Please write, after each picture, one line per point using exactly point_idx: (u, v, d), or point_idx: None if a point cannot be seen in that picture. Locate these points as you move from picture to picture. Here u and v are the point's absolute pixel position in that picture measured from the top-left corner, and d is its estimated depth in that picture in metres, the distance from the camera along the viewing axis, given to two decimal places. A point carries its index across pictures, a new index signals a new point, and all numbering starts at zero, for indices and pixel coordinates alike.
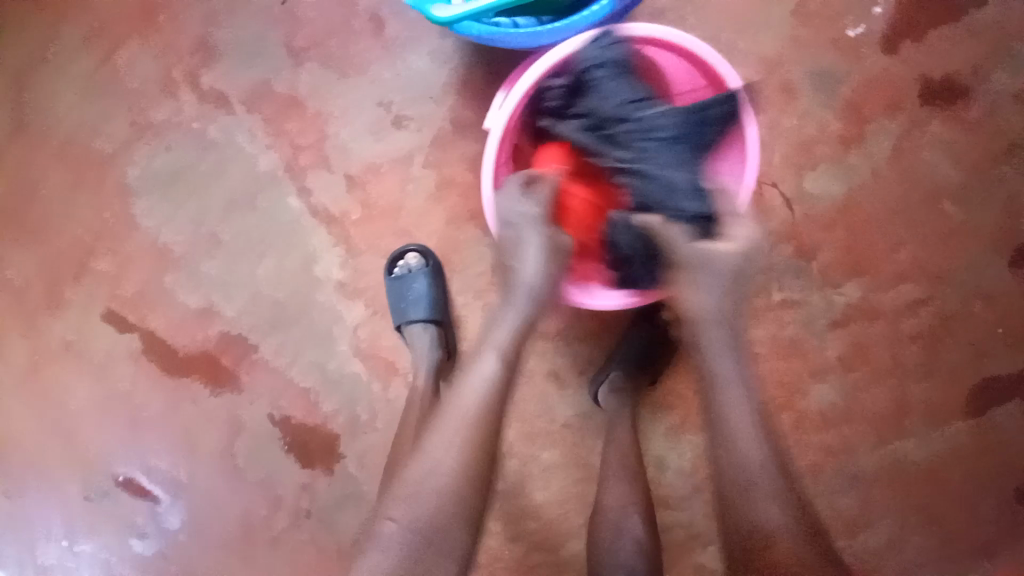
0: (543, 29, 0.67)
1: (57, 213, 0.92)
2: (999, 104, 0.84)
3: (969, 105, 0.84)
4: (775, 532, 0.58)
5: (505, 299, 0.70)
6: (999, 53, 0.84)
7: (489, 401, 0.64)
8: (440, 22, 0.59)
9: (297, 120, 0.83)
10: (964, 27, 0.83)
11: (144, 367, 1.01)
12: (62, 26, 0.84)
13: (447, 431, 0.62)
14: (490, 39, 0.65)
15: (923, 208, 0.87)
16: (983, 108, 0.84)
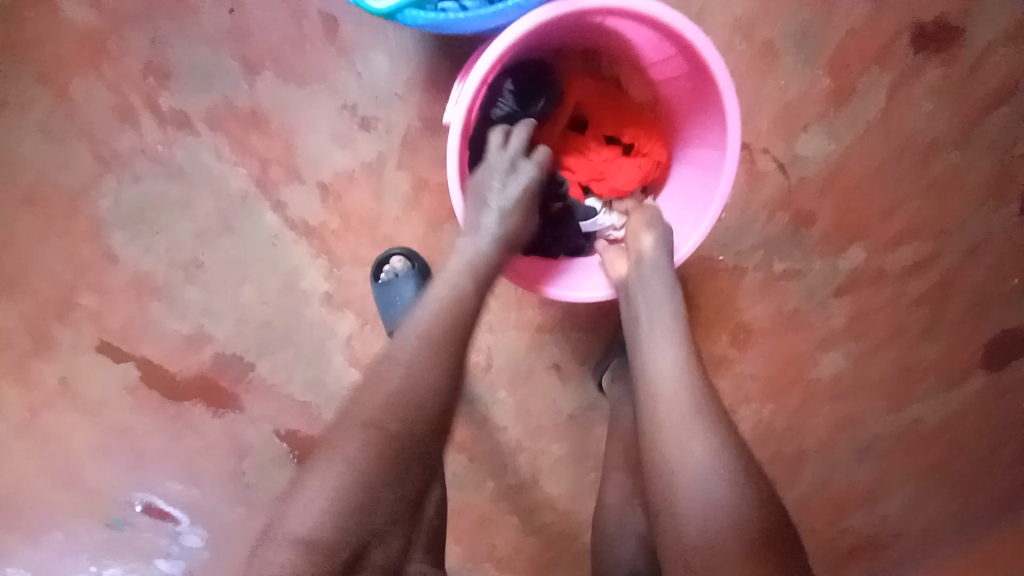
0: (496, 8, 0.60)
1: (33, 254, 0.90)
2: (996, 42, 0.79)
3: (965, 46, 0.79)
4: (720, 514, 0.52)
5: (450, 258, 0.63)
6: None
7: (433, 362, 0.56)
8: (379, 13, 0.57)
9: (261, 135, 0.80)
10: None
11: (142, 399, 1.00)
12: (3, 60, 0.80)
13: (375, 401, 0.54)
14: (440, 27, 0.60)
15: (922, 161, 0.83)
16: (979, 48, 0.79)
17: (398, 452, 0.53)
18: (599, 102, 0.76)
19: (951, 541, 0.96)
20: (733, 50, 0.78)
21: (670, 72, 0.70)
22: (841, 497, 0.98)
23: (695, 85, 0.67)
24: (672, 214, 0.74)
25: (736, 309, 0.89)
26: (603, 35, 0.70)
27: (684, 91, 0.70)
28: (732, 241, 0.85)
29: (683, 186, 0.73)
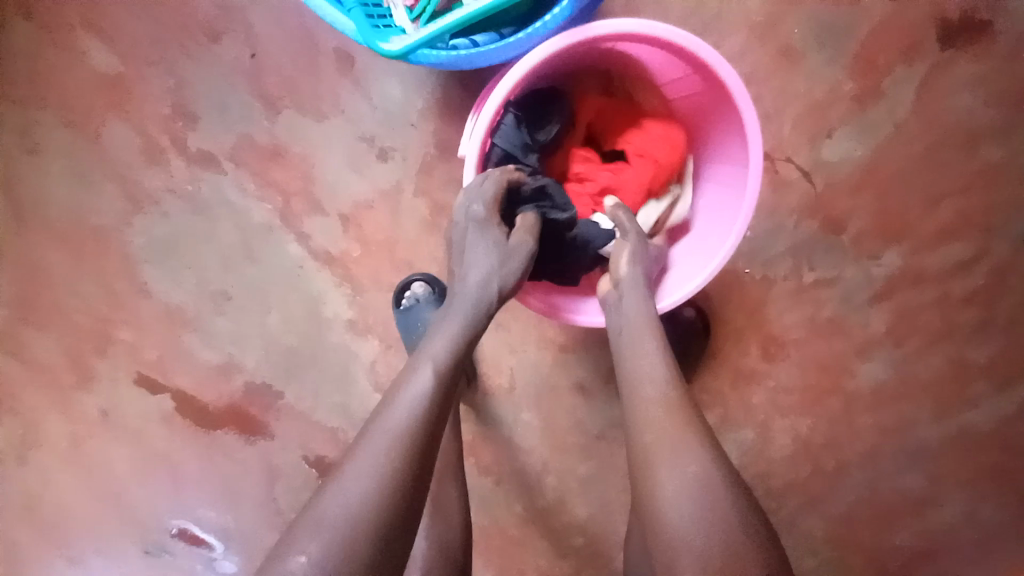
0: (504, 44, 0.61)
1: (74, 292, 0.95)
2: None
3: (999, 36, 0.75)
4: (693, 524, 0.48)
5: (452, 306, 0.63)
6: None
7: (429, 418, 0.55)
8: (394, 56, 0.55)
9: (282, 168, 0.82)
10: None
11: (179, 425, 1.05)
12: (41, 111, 0.85)
13: (368, 449, 0.52)
14: (452, 63, 0.61)
15: (958, 158, 0.79)
16: (1013, 38, 0.75)
17: (393, 494, 0.50)
18: (608, 117, 0.74)
19: (1008, 556, 0.91)
20: (749, 57, 0.76)
21: (686, 88, 0.69)
22: (890, 513, 0.92)
23: (714, 100, 0.67)
24: (694, 232, 0.72)
25: (766, 320, 0.86)
26: (615, 55, 0.71)
27: (701, 106, 0.70)
28: (759, 250, 0.83)
29: (708, 202, 0.72)
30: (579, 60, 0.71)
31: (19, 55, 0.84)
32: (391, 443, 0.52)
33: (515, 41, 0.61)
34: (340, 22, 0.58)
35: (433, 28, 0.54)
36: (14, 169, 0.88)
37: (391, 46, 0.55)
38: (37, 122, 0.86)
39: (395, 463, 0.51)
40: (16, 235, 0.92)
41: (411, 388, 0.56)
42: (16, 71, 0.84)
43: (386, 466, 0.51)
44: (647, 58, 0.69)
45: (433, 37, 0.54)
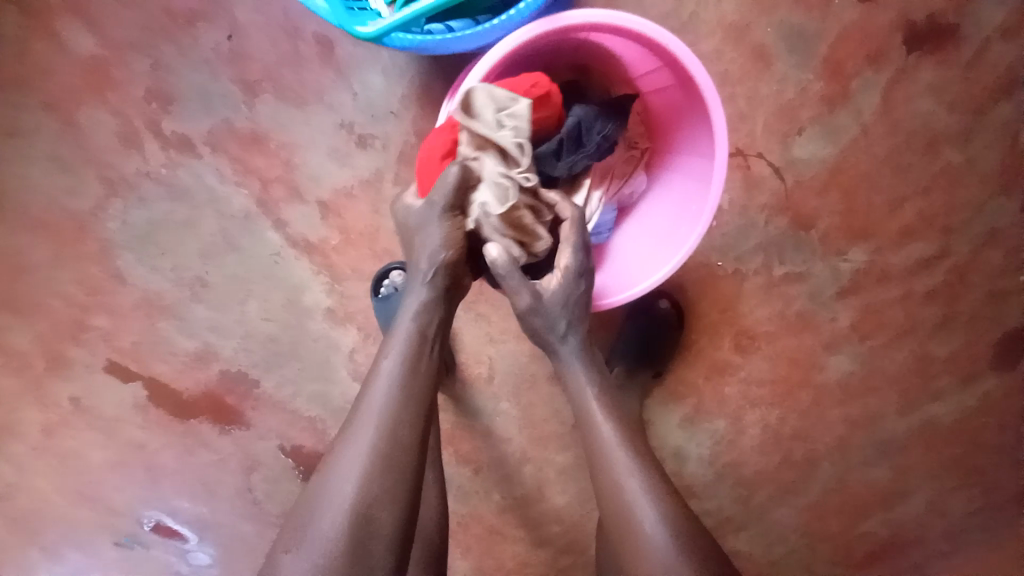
0: (478, 32, 0.62)
1: (46, 277, 0.93)
2: (991, 40, 0.78)
3: (962, 42, 0.78)
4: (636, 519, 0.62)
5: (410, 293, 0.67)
6: None
7: (399, 406, 0.61)
8: (368, 37, 0.55)
9: (261, 155, 0.82)
10: None
11: (154, 414, 1.04)
12: (13, 91, 0.83)
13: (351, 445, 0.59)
14: (426, 48, 0.62)
15: (921, 160, 0.82)
16: (974, 46, 0.78)
17: (374, 483, 0.56)
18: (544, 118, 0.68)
19: (964, 544, 0.95)
20: (723, 57, 0.78)
21: (658, 82, 0.71)
22: (854, 503, 0.96)
23: (682, 95, 0.68)
24: (664, 221, 0.74)
25: (738, 314, 0.89)
26: (590, 51, 0.72)
27: (672, 102, 0.71)
28: (731, 246, 0.85)
29: (676, 193, 0.74)
30: (554, 58, 0.73)
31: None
32: (376, 426, 0.60)
33: (490, 28, 0.63)
34: (315, 4, 0.57)
35: (409, 11, 0.54)
36: None
37: (368, 29, 0.55)
38: (9, 102, 0.84)
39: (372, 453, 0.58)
40: None
41: (381, 375, 0.62)
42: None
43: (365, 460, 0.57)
44: (621, 50, 0.70)
45: (408, 21, 0.55)
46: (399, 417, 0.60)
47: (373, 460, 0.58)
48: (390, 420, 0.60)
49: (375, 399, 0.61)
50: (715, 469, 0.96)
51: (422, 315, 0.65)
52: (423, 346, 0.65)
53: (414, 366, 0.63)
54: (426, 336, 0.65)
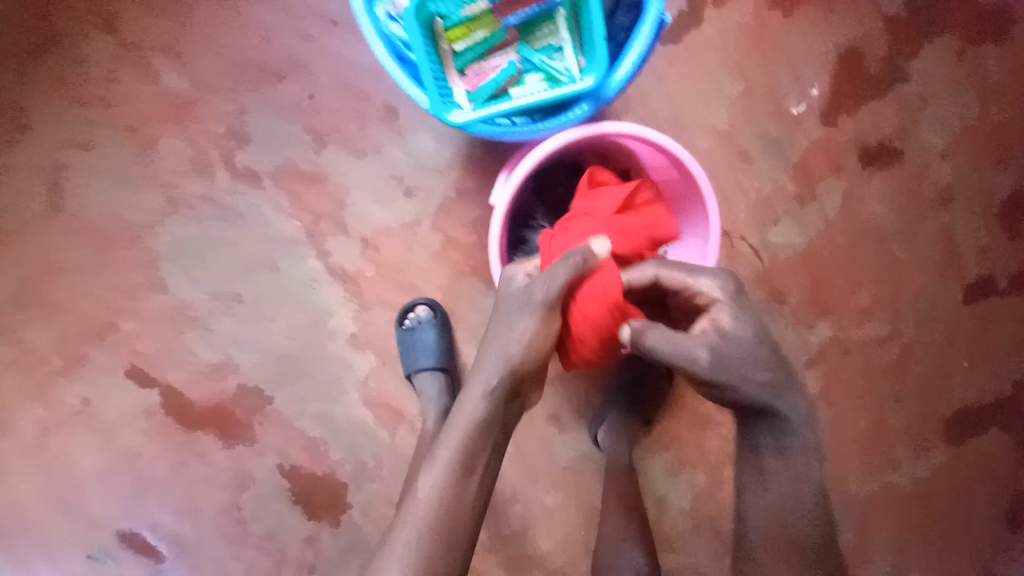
0: (538, 127, 0.74)
1: (88, 280, 1.00)
2: (931, 164, 0.93)
3: (904, 159, 0.92)
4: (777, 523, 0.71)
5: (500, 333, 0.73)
6: (916, 119, 0.91)
7: (473, 438, 0.70)
8: (456, 125, 0.68)
9: (317, 193, 0.93)
10: (890, 100, 0.90)
11: (159, 423, 1.07)
12: (99, 116, 0.94)
13: (434, 473, 0.69)
14: (494, 136, 0.74)
15: (876, 253, 0.96)
16: (915, 166, 0.93)
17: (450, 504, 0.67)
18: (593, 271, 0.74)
19: None
20: (713, 155, 0.92)
21: (664, 175, 0.86)
22: None
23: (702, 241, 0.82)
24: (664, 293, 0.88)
25: None
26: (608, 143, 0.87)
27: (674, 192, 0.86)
28: None
29: None
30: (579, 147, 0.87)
31: (93, 65, 0.94)
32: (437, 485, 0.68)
33: (546, 127, 0.73)
34: (416, 94, 0.68)
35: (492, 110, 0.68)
36: (58, 162, 0.96)
37: (455, 120, 0.68)
38: (94, 125, 0.95)
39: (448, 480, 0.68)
40: (43, 221, 0.98)
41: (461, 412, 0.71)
42: (83, 79, 0.94)
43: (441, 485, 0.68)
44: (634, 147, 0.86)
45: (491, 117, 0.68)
46: (437, 551, 0.66)
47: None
48: (426, 543, 0.66)
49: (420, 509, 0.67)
50: (693, 520, 1.08)
51: (472, 445, 0.70)
52: (467, 480, 0.69)
53: (456, 502, 0.68)
54: (472, 468, 0.69)
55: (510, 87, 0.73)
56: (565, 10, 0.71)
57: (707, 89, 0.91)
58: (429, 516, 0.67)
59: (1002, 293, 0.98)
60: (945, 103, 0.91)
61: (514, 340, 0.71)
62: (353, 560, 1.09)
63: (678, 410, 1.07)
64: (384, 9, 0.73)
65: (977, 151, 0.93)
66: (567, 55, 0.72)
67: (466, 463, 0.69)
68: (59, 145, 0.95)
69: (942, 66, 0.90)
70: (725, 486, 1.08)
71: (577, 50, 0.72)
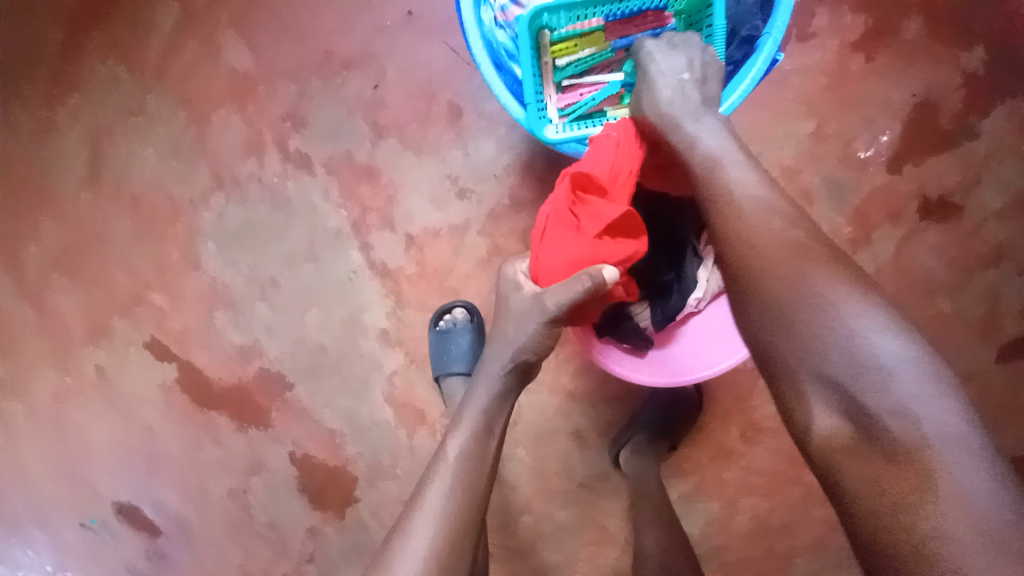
0: None
1: (126, 249, 0.99)
2: (987, 224, 0.92)
3: (963, 216, 0.92)
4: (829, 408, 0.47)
5: (507, 321, 0.72)
6: (983, 178, 0.91)
7: (487, 417, 0.70)
8: (549, 142, 0.71)
9: (369, 186, 0.91)
10: (956, 155, 0.90)
11: (174, 399, 1.04)
12: (159, 86, 0.94)
13: (446, 461, 0.66)
14: None
15: (922, 305, 0.95)
16: (972, 224, 0.92)
17: (466, 493, 0.64)
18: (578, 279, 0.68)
19: None
20: None
21: None
22: None
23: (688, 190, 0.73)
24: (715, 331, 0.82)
25: (749, 406, 1.04)
26: None
27: None
28: None
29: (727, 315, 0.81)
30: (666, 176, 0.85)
31: (168, 36, 0.94)
32: (449, 472, 0.65)
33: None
34: (512, 105, 0.70)
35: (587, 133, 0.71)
36: (115, 129, 0.96)
37: (549, 137, 0.70)
38: (157, 96, 0.95)
39: (464, 464, 0.66)
40: (89, 186, 0.98)
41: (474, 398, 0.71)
42: (158, 49, 0.94)
43: (457, 471, 0.65)
44: None
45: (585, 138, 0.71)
46: (462, 510, 0.63)
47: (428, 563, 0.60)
48: (442, 535, 0.61)
49: (433, 498, 0.63)
50: (701, 549, 1.08)
51: (490, 409, 0.70)
52: (487, 440, 0.68)
53: (478, 463, 0.66)
54: (490, 429, 0.69)
55: (607, 106, 0.74)
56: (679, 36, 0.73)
57: (776, 126, 0.90)
58: (441, 507, 0.63)
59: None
60: (1011, 166, 0.90)
61: (524, 343, 0.70)
62: (353, 559, 1.06)
63: (701, 441, 1.06)
64: (490, 13, 0.74)
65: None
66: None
67: (480, 445, 0.68)
68: (118, 112, 0.96)
69: (1014, 127, 0.89)
70: (739, 521, 1.07)
71: None
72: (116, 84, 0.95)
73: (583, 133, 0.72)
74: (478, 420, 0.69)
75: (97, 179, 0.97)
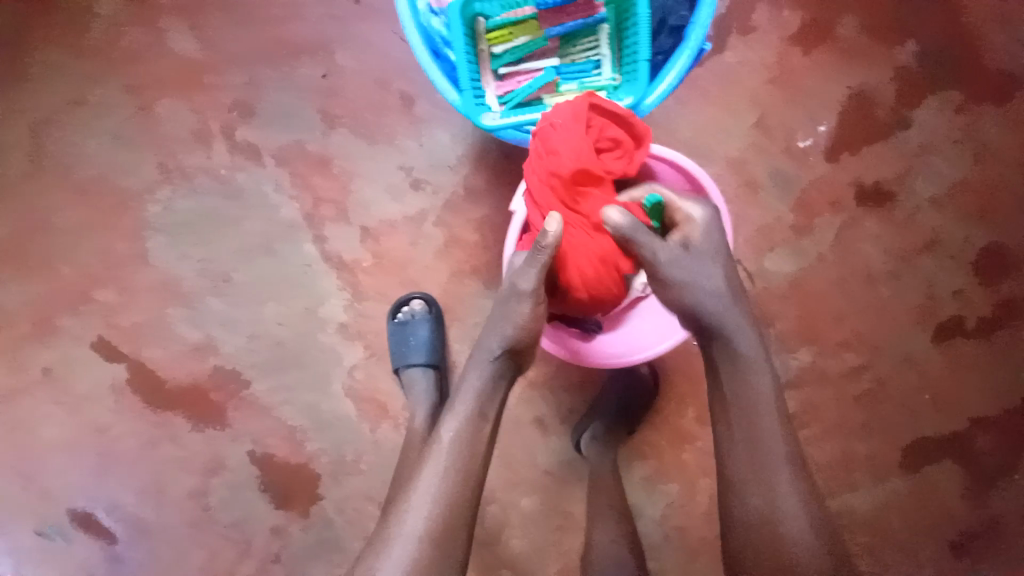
0: None
1: (69, 244, 0.95)
2: (920, 210, 0.97)
3: (898, 204, 0.97)
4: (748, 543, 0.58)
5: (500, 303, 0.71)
6: (916, 167, 0.95)
7: (480, 404, 0.68)
8: (486, 129, 0.70)
9: (322, 177, 0.90)
10: (891, 145, 0.94)
11: (127, 399, 1.02)
12: (101, 74, 0.91)
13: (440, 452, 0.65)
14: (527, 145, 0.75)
15: (862, 288, 0.99)
16: (907, 210, 0.97)
17: (460, 481, 0.64)
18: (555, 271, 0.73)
19: None
20: (722, 180, 0.95)
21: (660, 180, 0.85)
22: None
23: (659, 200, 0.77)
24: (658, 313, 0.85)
25: (703, 389, 1.08)
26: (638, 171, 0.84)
27: None
28: None
29: None
30: None
31: (109, 23, 0.91)
32: (443, 461, 0.65)
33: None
34: (447, 90, 0.69)
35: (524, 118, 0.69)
36: (54, 118, 0.92)
37: (485, 122, 0.69)
38: (97, 85, 0.91)
39: (456, 452, 0.65)
40: (26, 178, 0.94)
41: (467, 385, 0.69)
42: (97, 36, 0.91)
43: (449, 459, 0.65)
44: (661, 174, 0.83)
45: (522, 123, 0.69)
46: (455, 495, 0.63)
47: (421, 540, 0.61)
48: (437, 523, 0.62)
49: (427, 488, 0.63)
50: (663, 531, 1.11)
51: (483, 395, 0.68)
52: (480, 424, 0.67)
53: (471, 449, 0.65)
54: (484, 415, 0.68)
55: (544, 94, 0.74)
56: (610, 25, 0.73)
57: (722, 117, 0.93)
58: (434, 496, 0.63)
59: (969, 336, 1.00)
60: (940, 156, 0.95)
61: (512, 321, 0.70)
62: (320, 556, 1.05)
63: (660, 424, 1.09)
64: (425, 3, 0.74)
65: (967, 205, 0.97)
66: (604, 71, 0.74)
67: (472, 433, 0.66)
68: (57, 101, 0.92)
69: (942, 119, 0.94)
70: (698, 502, 1.11)
71: (615, 68, 0.74)
72: (53, 73, 0.92)
73: (520, 119, 0.70)
74: (472, 405, 0.68)
75: (36, 172, 0.94)
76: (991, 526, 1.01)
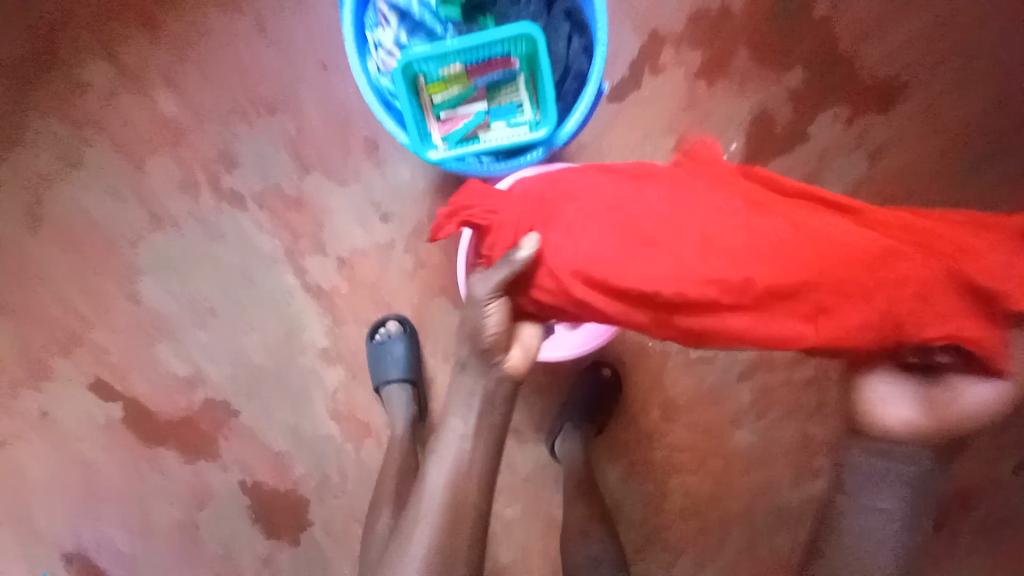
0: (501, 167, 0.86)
1: (63, 291, 1.03)
2: None
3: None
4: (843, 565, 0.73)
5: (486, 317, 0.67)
6: (822, 173, 1.09)
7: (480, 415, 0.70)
8: (432, 163, 0.83)
9: (298, 214, 1.01)
10: (796, 156, 1.09)
11: (117, 437, 1.07)
12: (91, 136, 1.01)
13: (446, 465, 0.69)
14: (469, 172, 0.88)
15: None
16: None
17: (467, 490, 0.68)
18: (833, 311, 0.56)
19: None
20: None
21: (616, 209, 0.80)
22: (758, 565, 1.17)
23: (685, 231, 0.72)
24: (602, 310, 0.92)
25: (664, 386, 1.16)
26: None
27: None
28: None
29: None
30: None
31: (94, 90, 1.01)
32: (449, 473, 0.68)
33: (504, 168, 0.85)
34: (396, 134, 0.82)
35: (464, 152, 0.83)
36: (48, 178, 1.02)
37: (430, 155, 0.83)
38: (88, 146, 1.01)
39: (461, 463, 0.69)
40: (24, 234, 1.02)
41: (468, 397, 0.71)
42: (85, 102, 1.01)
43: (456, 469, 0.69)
44: None
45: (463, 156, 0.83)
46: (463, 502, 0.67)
47: (433, 556, 0.65)
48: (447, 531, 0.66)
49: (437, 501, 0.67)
50: (643, 527, 1.17)
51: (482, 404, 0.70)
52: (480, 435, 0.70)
53: (476, 457, 0.69)
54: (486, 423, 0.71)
55: (479, 132, 0.86)
56: (525, 75, 0.84)
57: (648, 142, 1.08)
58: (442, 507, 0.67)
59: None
60: (842, 163, 1.09)
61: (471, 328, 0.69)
62: None
63: (627, 423, 1.17)
64: (376, 63, 0.86)
65: (871, 202, 1.10)
66: (525, 111, 0.86)
67: (476, 444, 0.70)
68: (51, 163, 1.02)
69: (837, 129, 1.09)
70: (671, 497, 1.17)
71: (534, 106, 0.86)
72: (47, 139, 1.02)
73: (462, 152, 0.84)
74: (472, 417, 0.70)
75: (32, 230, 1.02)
76: (963, 494, 1.05)
